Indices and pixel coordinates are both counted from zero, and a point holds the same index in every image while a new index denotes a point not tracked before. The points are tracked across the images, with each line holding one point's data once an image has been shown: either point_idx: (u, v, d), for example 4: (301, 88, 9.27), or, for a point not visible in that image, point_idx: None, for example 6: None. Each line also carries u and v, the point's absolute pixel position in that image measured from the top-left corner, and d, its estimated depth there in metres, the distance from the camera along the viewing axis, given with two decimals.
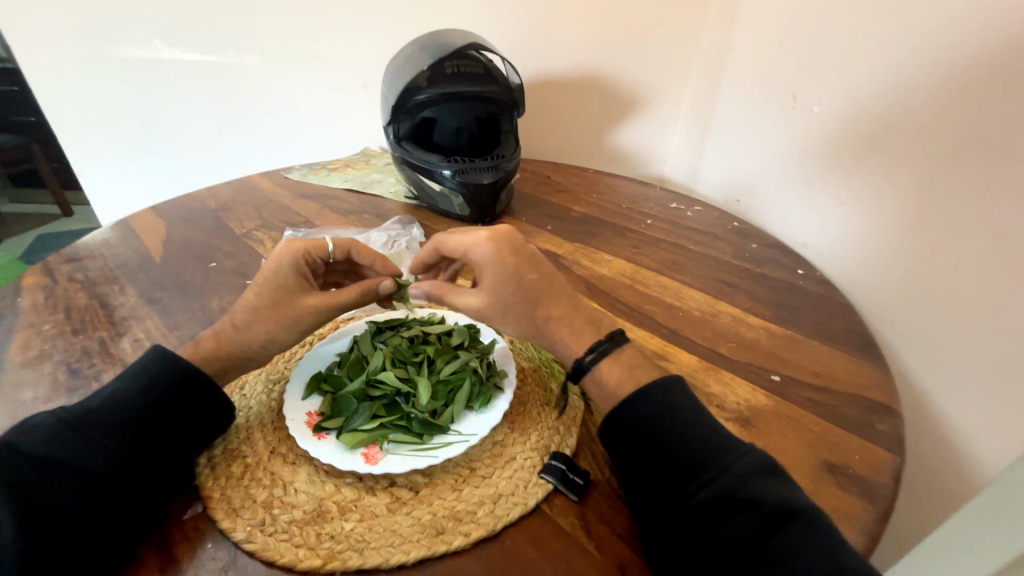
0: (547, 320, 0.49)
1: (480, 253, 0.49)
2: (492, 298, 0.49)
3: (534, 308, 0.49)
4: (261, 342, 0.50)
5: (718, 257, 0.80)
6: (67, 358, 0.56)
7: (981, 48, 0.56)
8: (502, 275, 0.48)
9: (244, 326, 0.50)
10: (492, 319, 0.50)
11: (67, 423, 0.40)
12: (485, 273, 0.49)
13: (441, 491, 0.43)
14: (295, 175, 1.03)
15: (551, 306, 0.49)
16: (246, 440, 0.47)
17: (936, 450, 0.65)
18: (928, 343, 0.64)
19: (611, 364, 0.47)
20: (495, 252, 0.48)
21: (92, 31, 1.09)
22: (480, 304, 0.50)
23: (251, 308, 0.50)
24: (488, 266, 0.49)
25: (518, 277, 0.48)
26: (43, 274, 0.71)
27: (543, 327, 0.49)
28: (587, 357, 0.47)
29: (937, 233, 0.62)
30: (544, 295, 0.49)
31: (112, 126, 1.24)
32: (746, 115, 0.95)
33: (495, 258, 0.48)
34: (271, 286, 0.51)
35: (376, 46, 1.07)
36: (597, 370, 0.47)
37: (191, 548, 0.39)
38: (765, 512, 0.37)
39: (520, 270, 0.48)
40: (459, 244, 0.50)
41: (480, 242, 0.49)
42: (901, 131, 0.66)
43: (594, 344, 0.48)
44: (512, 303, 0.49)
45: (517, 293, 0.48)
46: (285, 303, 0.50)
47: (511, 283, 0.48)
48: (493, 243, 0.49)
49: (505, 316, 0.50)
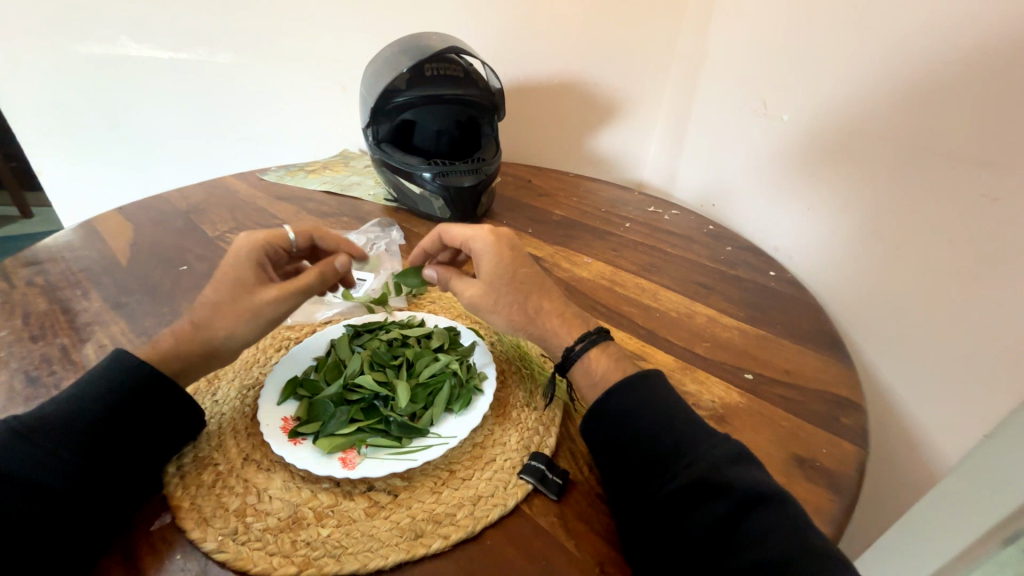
0: (539, 309, 0.51)
1: (480, 241, 0.53)
2: (487, 284, 0.52)
3: (526, 297, 0.51)
4: (228, 336, 0.48)
5: (694, 259, 0.81)
6: (26, 366, 0.54)
7: (935, 60, 0.58)
8: (498, 264, 0.52)
9: (210, 327, 0.48)
10: (486, 308, 0.52)
11: (20, 428, 0.38)
12: (482, 261, 0.53)
13: (420, 494, 0.42)
14: (271, 177, 1.01)
15: (542, 299, 0.52)
16: (218, 448, 0.45)
17: (899, 446, 0.67)
18: (891, 342, 0.66)
19: (599, 354, 0.49)
20: (493, 244, 0.53)
21: (54, 26, 1.05)
22: (474, 292, 0.52)
23: (208, 304, 0.48)
24: (487, 255, 0.53)
25: (513, 269, 0.52)
26: (1, 278, 0.68)
27: (536, 317, 0.51)
28: (576, 346, 0.49)
29: (896, 236, 0.64)
30: (536, 286, 0.52)
31: (78, 125, 1.20)
32: (719, 120, 0.97)
33: (493, 249, 0.53)
34: (230, 281, 0.49)
35: (354, 46, 1.06)
36: (586, 359, 0.48)
37: (158, 560, 0.38)
38: (742, 505, 0.37)
39: (515, 264, 0.52)
40: (462, 234, 0.55)
41: (480, 234, 0.54)
42: (862, 138, 0.68)
43: (582, 335, 0.50)
44: (506, 292, 0.51)
45: (510, 283, 0.51)
46: (243, 293, 0.49)
47: (506, 274, 0.52)
48: (494, 236, 0.54)
49: (497, 306, 0.51)
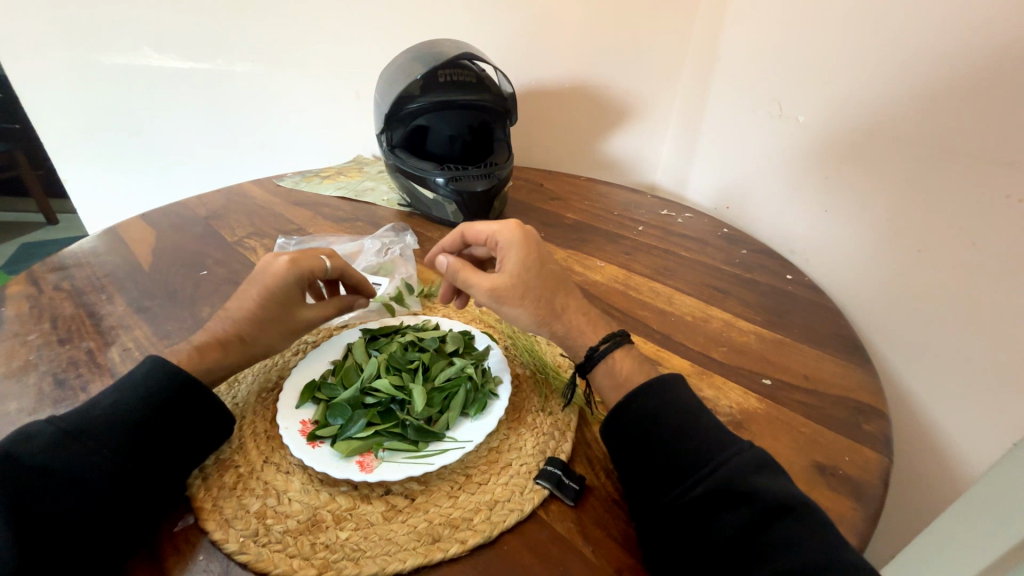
0: (564, 307, 0.52)
1: (507, 233, 0.54)
2: (516, 273, 0.51)
3: (553, 293, 0.52)
4: (264, 342, 0.52)
5: (708, 263, 0.81)
6: (54, 368, 0.55)
7: (954, 61, 0.57)
8: (526, 256, 0.52)
9: (250, 336, 0.51)
10: (510, 300, 0.51)
11: (59, 426, 0.40)
12: (510, 252, 0.53)
13: (437, 498, 0.43)
14: (287, 183, 1.03)
15: (567, 297, 0.52)
16: (239, 450, 0.46)
17: (924, 453, 0.65)
18: (913, 346, 0.65)
19: (622, 356, 0.49)
20: (521, 236, 0.53)
21: (80, 39, 1.09)
22: (497, 282, 0.52)
23: (254, 314, 0.51)
24: (515, 246, 0.53)
25: (542, 263, 0.52)
26: (29, 283, 0.70)
27: (560, 314, 0.51)
28: (600, 346, 0.49)
29: (918, 237, 0.63)
30: (561, 283, 0.53)
31: (100, 133, 1.23)
32: (733, 121, 0.96)
33: (522, 241, 0.53)
34: (279, 297, 0.52)
35: (368, 55, 1.07)
36: (609, 360, 0.49)
37: (182, 560, 0.39)
38: (761, 509, 0.37)
39: (543, 258, 0.53)
40: (488, 229, 0.56)
41: (506, 227, 0.54)
42: (881, 139, 0.67)
43: (606, 335, 0.50)
44: (534, 285, 0.51)
45: (539, 277, 0.52)
46: (285, 312, 0.52)
47: (535, 266, 0.52)
48: (521, 229, 0.54)
49: (524, 296, 0.51)
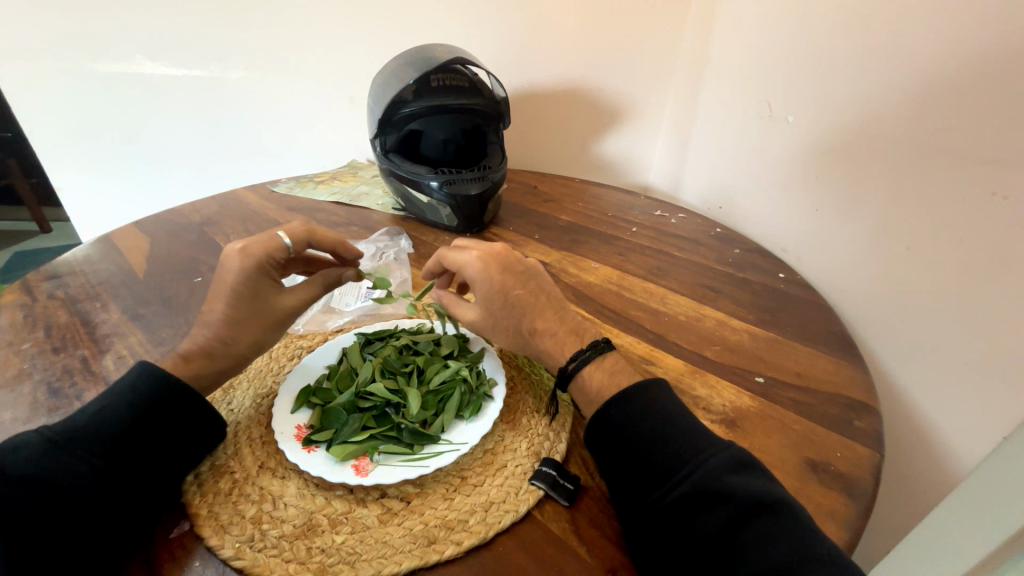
0: (534, 330, 0.52)
1: (470, 269, 0.53)
2: (483, 308, 0.53)
3: (521, 319, 0.52)
4: (252, 348, 0.52)
5: (701, 262, 0.81)
6: (48, 377, 0.55)
7: (939, 60, 0.58)
8: (489, 292, 0.52)
9: (243, 342, 0.51)
10: (486, 332, 0.54)
11: (46, 435, 0.39)
12: (474, 288, 0.53)
13: (432, 500, 0.43)
14: (281, 188, 1.03)
15: (537, 319, 0.52)
16: (234, 456, 0.46)
17: (916, 447, 0.66)
18: (903, 342, 0.65)
19: (594, 371, 0.49)
20: (482, 271, 0.53)
21: (73, 46, 1.08)
22: (473, 318, 0.54)
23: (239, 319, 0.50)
24: (476, 282, 0.53)
25: (505, 293, 0.52)
26: (23, 292, 0.70)
27: (531, 337, 0.52)
28: (571, 364, 0.50)
29: (907, 235, 0.63)
30: (528, 307, 0.53)
31: (94, 141, 1.23)
32: (724, 122, 0.97)
33: (483, 276, 0.53)
34: (247, 288, 0.51)
35: (362, 61, 1.07)
36: (582, 376, 0.49)
37: (178, 566, 0.39)
38: (753, 503, 0.37)
39: (507, 287, 0.52)
40: (453, 262, 0.55)
41: (468, 262, 0.54)
42: (869, 137, 0.68)
43: (575, 353, 0.50)
44: (502, 317, 0.53)
45: (505, 308, 0.52)
46: (259, 302, 0.52)
47: (499, 298, 0.52)
48: (481, 262, 0.53)
49: (495, 328, 0.53)
